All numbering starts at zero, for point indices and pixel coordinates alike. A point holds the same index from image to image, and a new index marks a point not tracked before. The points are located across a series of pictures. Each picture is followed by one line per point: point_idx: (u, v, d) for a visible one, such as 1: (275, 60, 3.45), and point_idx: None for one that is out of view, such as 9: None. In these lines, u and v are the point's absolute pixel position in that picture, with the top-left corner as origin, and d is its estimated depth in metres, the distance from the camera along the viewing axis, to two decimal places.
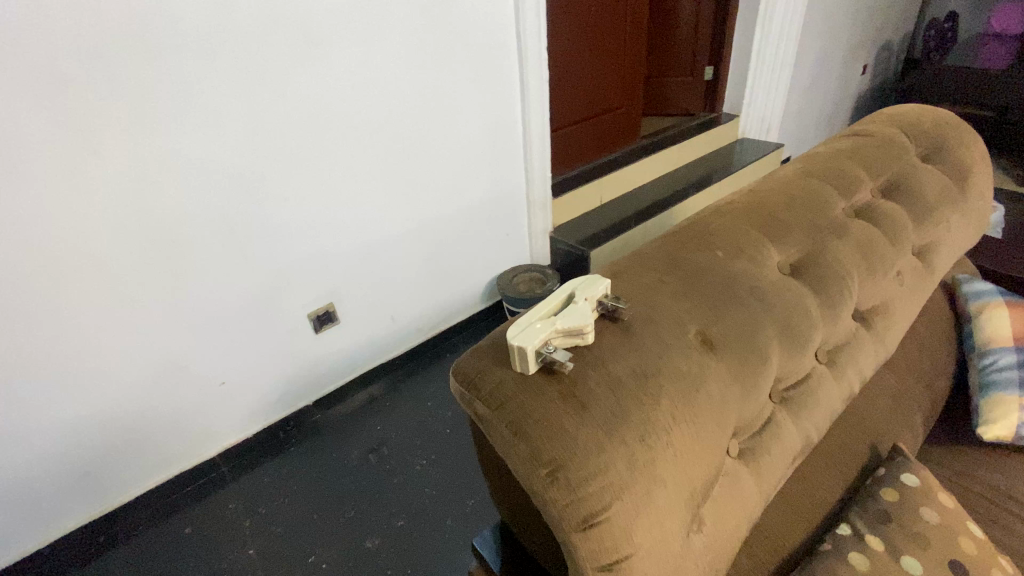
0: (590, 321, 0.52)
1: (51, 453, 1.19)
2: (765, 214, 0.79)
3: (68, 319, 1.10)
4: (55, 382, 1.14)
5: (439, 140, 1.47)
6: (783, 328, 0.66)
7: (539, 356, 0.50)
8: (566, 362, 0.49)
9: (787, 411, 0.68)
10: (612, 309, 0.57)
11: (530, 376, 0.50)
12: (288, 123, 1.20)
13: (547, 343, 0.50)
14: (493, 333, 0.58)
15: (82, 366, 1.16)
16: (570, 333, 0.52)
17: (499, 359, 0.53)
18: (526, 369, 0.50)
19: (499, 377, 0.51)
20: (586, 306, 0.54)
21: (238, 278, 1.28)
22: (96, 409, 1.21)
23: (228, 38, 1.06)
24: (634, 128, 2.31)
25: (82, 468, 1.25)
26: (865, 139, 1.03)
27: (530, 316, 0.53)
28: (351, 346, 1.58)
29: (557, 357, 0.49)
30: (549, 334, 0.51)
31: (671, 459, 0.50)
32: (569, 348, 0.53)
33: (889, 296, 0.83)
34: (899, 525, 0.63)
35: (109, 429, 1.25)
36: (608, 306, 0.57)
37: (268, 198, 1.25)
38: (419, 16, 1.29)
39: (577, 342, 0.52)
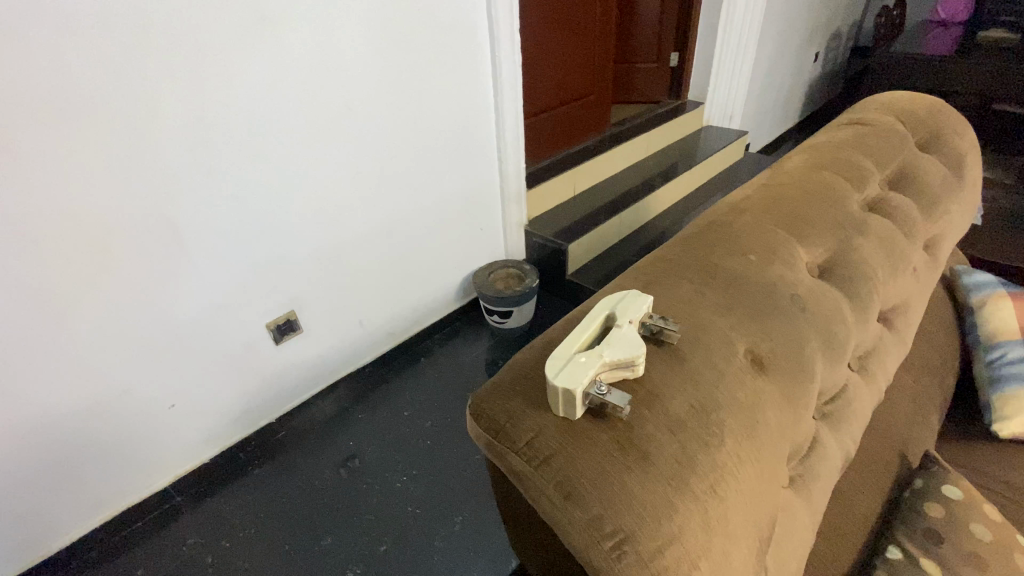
0: (641, 350, 0.44)
1: None
2: (789, 210, 0.72)
3: None
4: None
5: (407, 130, 1.34)
6: (825, 338, 0.60)
7: (586, 398, 0.41)
8: (622, 406, 0.41)
9: (829, 426, 0.62)
10: (658, 331, 0.49)
11: (577, 421, 0.42)
12: (237, 110, 1.05)
13: (595, 381, 0.42)
14: (519, 364, 0.49)
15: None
16: (618, 366, 0.44)
17: (533, 400, 0.44)
18: (571, 414, 0.42)
19: (539, 424, 0.42)
20: (632, 331, 0.46)
21: (186, 288, 1.13)
22: (18, 447, 1.04)
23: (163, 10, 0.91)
24: (604, 116, 2.24)
25: (9, 515, 1.08)
26: (866, 127, 0.99)
27: (569, 349, 0.45)
28: (317, 356, 1.45)
29: (611, 398, 0.41)
30: (596, 369, 0.42)
31: (742, 507, 0.43)
32: (617, 383, 0.45)
33: (908, 293, 0.79)
34: (951, 543, 0.59)
35: (37, 469, 1.08)
36: (653, 328, 0.49)
37: (218, 196, 1.09)
38: None
39: (627, 377, 0.44)
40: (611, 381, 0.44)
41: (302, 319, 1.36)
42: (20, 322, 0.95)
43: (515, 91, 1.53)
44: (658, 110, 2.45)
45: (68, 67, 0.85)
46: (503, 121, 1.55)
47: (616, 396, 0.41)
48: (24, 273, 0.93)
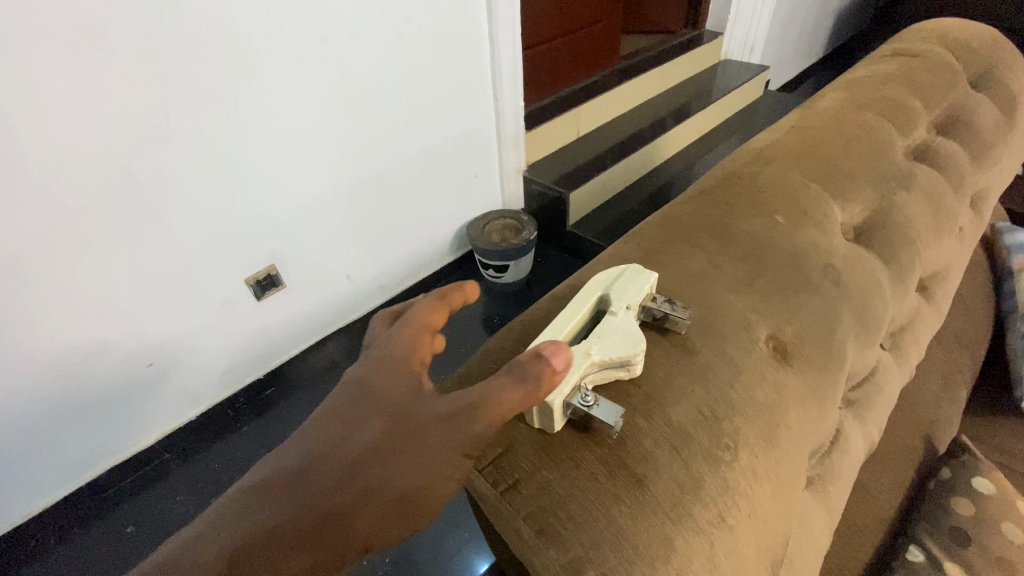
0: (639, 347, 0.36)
1: None
2: (826, 160, 0.61)
3: None
4: None
5: (389, 63, 1.18)
6: (860, 317, 0.51)
7: (568, 410, 0.34)
8: (612, 423, 0.33)
9: (854, 414, 0.54)
10: (662, 316, 0.41)
11: (555, 435, 0.35)
12: (188, 40, 0.91)
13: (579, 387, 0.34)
14: (491, 356, 0.41)
15: None
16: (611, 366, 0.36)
17: None
18: (548, 428, 0.35)
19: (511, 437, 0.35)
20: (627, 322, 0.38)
21: (150, 242, 1.03)
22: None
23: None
24: (612, 48, 2.03)
25: None
26: (916, 59, 0.85)
27: (551, 343, 0.37)
28: (303, 313, 1.37)
29: (599, 413, 0.34)
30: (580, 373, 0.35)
31: (753, 534, 0.35)
32: (609, 386, 0.37)
33: (951, 258, 0.69)
34: (980, 546, 0.52)
35: (12, 434, 1.03)
36: (656, 314, 0.40)
37: (176, 139, 0.97)
38: None
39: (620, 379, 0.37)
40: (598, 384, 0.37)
41: (284, 274, 1.27)
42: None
43: (513, 17, 1.34)
44: (672, 41, 2.23)
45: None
46: (498, 53, 1.37)
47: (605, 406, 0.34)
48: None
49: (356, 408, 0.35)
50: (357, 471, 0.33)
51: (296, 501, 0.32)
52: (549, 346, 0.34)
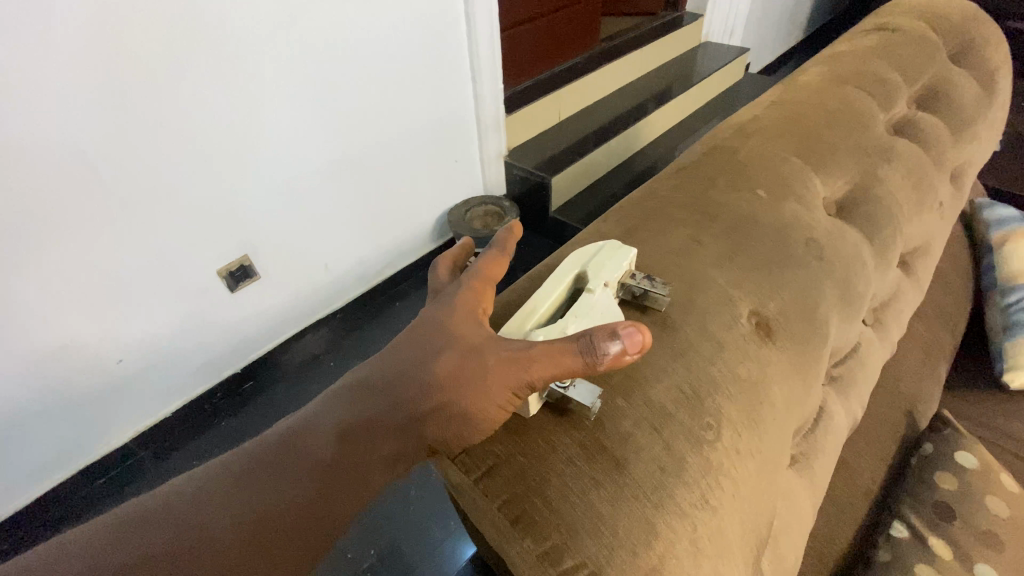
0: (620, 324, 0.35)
1: None
2: (807, 134, 0.60)
3: None
4: None
5: (361, 42, 1.13)
6: (843, 292, 0.50)
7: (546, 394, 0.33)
8: (589, 404, 0.32)
9: (837, 391, 0.54)
10: (642, 294, 0.39)
11: (531, 420, 0.33)
12: (144, 16, 0.85)
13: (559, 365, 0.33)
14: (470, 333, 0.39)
15: None
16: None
17: None
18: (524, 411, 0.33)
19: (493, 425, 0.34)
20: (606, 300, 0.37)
21: (114, 233, 0.98)
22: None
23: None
24: (592, 30, 2.00)
25: None
26: (896, 33, 0.84)
27: (531, 318, 0.36)
28: (280, 304, 1.33)
29: (579, 394, 0.33)
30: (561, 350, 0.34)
31: (738, 515, 0.34)
32: None
33: (932, 233, 0.69)
34: (964, 519, 0.52)
35: None
36: (635, 291, 0.39)
37: (136, 123, 0.92)
38: None
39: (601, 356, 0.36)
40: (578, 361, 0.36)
41: (258, 265, 1.22)
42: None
43: None
44: (652, 23, 2.20)
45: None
46: (476, 32, 1.33)
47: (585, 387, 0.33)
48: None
49: (420, 342, 0.35)
50: (418, 401, 0.33)
51: (364, 420, 0.34)
52: (626, 324, 0.30)
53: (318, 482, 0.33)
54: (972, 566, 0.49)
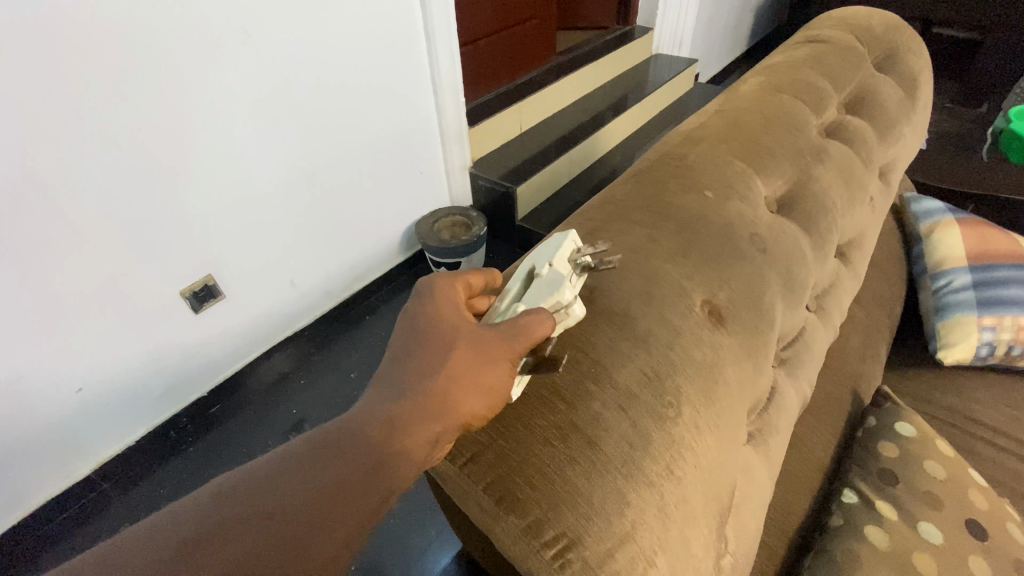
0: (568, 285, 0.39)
1: None
2: (747, 138, 0.65)
3: None
4: None
5: (319, 59, 1.15)
6: (785, 280, 0.55)
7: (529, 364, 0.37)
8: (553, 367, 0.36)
9: (787, 372, 0.58)
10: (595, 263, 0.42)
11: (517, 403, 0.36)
12: (94, 36, 0.84)
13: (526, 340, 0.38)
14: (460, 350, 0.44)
15: None
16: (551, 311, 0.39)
17: None
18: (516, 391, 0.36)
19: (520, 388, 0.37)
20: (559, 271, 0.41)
21: (68, 256, 0.95)
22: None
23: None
24: (549, 44, 2.07)
25: None
26: (824, 45, 0.91)
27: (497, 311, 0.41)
28: (246, 323, 1.31)
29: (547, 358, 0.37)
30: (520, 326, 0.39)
31: (701, 485, 0.38)
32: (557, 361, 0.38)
33: (865, 225, 0.76)
34: (906, 483, 0.56)
35: None
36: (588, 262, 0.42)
37: (91, 143, 0.90)
38: None
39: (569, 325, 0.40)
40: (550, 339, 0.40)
41: (222, 284, 1.21)
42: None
43: (446, 12, 1.34)
44: (606, 36, 2.28)
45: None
46: (435, 47, 1.36)
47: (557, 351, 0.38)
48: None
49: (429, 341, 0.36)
50: (432, 401, 0.34)
51: (396, 419, 0.33)
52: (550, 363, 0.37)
53: (360, 482, 0.31)
54: (916, 525, 0.53)
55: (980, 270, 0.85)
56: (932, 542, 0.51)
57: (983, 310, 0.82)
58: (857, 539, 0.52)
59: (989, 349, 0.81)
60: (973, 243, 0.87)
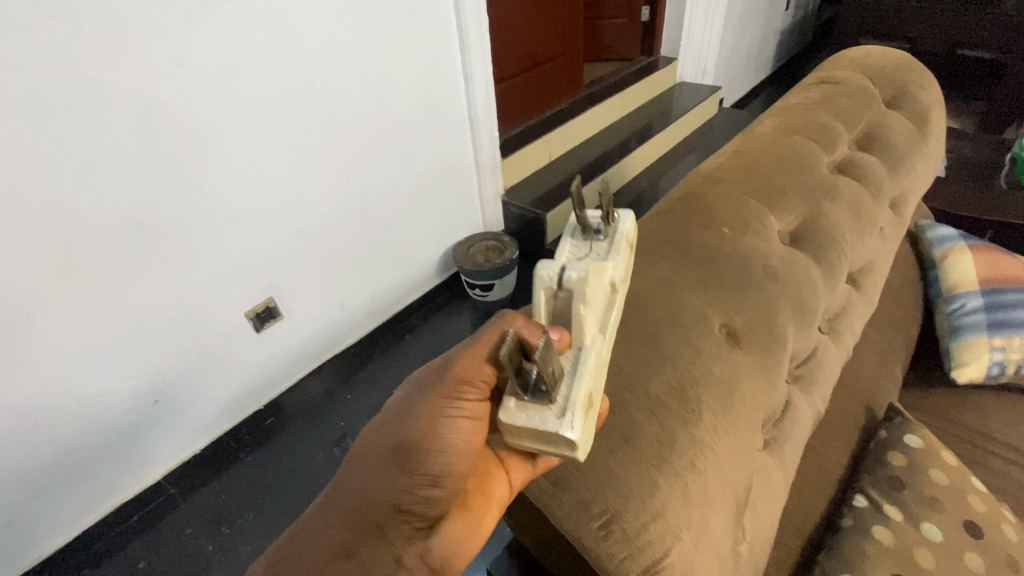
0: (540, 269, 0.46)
1: None
2: (761, 179, 0.73)
3: None
4: None
5: (371, 104, 1.27)
6: (796, 306, 0.62)
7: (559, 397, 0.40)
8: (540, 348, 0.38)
9: (801, 388, 0.65)
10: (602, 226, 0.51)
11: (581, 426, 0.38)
12: (187, 98, 0.98)
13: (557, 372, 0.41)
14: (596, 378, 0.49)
15: None
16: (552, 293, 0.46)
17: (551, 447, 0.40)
18: (574, 425, 0.38)
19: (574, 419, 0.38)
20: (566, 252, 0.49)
21: (158, 283, 1.08)
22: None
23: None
24: (576, 76, 2.19)
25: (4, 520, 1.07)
26: (835, 86, 0.99)
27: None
28: (299, 341, 1.43)
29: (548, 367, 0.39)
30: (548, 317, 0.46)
31: (720, 478, 0.45)
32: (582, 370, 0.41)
33: (875, 254, 0.82)
34: (912, 489, 0.62)
35: (19, 479, 1.05)
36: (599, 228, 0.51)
37: (181, 185, 1.03)
38: None
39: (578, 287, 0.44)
40: (587, 326, 0.43)
41: (282, 306, 1.33)
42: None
43: (484, 59, 1.46)
44: (630, 68, 2.39)
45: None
46: (473, 89, 1.48)
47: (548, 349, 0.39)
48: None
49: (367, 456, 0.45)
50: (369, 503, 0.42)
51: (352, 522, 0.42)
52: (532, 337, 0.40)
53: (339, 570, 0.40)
54: (919, 525, 0.59)
55: (991, 294, 0.90)
56: (932, 539, 0.58)
57: (994, 332, 0.87)
58: (865, 538, 0.58)
59: (1000, 368, 0.86)
60: (985, 268, 0.93)
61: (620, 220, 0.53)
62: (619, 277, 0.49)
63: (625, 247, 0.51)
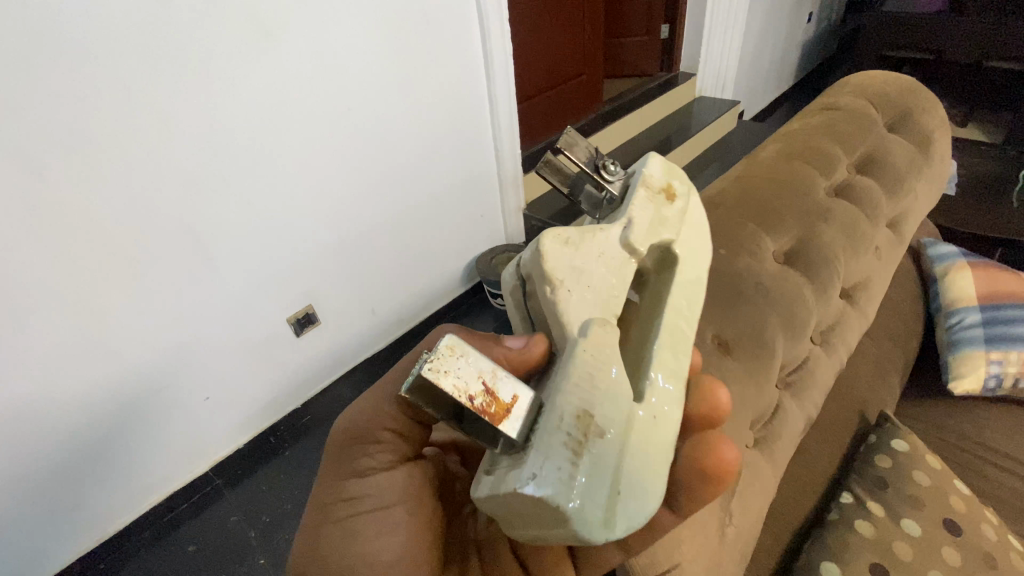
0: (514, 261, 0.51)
1: (13, 507, 1.02)
2: (759, 202, 0.80)
3: (28, 356, 0.92)
4: (26, 436, 0.97)
5: (415, 125, 1.31)
6: (786, 320, 0.69)
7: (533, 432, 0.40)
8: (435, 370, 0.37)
9: (791, 394, 0.72)
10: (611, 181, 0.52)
11: (537, 472, 0.36)
12: (244, 120, 1.00)
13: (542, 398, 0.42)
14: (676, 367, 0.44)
15: (49, 410, 0.98)
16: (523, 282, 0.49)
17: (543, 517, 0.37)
18: (533, 467, 0.36)
19: (543, 457, 0.37)
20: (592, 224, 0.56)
21: (212, 290, 1.10)
22: (55, 447, 1.01)
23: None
24: (595, 94, 2.27)
25: (64, 510, 1.10)
26: (837, 112, 1.05)
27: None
28: (335, 345, 1.45)
29: (473, 374, 0.38)
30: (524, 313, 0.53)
31: None
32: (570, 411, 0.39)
33: (870, 271, 0.88)
34: (895, 488, 0.68)
35: (78, 473, 1.07)
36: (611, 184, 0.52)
37: (237, 200, 1.06)
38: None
39: (532, 266, 0.45)
40: (569, 321, 0.43)
41: (320, 312, 1.35)
42: (43, 321, 0.91)
43: (507, 72, 1.46)
44: (649, 84, 2.45)
45: (60, 55, 0.78)
46: (498, 109, 1.49)
47: (464, 347, 0.39)
48: (42, 274, 0.88)
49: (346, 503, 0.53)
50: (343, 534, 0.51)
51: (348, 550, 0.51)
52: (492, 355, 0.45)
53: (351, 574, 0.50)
54: (900, 521, 0.65)
55: (989, 309, 0.95)
56: (911, 534, 0.64)
57: (991, 346, 0.92)
58: (849, 530, 0.64)
59: (997, 381, 0.90)
60: (983, 284, 0.97)
61: (641, 169, 0.51)
62: (633, 233, 0.46)
63: (644, 192, 0.48)
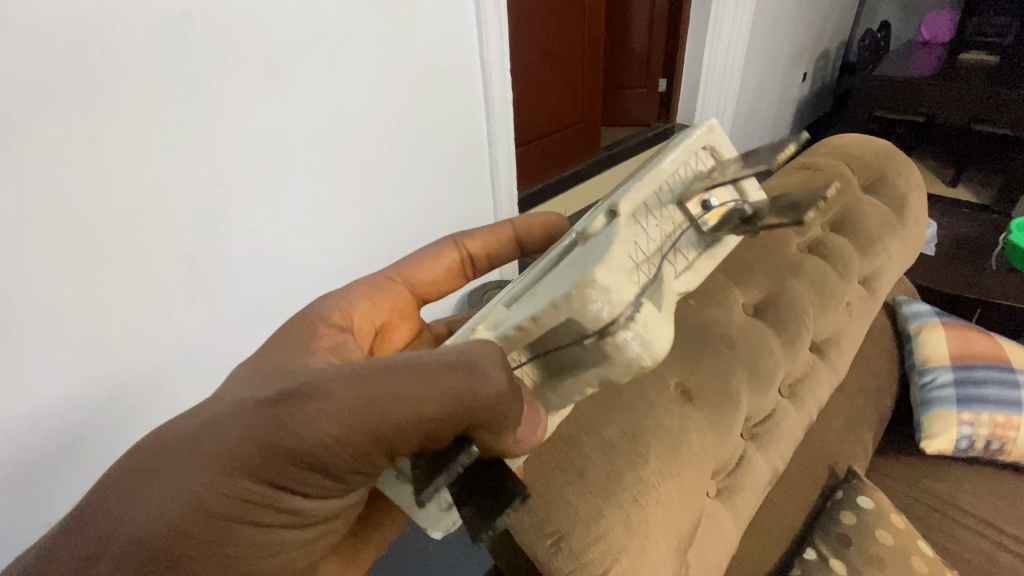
0: (615, 314, 0.37)
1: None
2: (731, 256, 0.83)
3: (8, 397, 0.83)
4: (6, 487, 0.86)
5: (413, 163, 1.36)
6: (752, 372, 0.71)
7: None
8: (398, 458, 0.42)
9: (758, 445, 0.73)
10: None
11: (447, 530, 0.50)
12: (247, 156, 1.03)
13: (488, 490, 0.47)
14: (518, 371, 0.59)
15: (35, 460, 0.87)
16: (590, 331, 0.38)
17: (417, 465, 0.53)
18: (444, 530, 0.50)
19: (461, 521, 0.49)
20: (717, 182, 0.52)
21: (211, 319, 1.07)
22: (35, 499, 0.90)
23: (182, 38, 0.88)
24: (591, 141, 2.36)
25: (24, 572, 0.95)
26: (813, 172, 1.08)
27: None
28: None
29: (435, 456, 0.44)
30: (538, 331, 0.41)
31: (662, 515, 0.56)
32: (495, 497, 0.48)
33: (840, 327, 0.91)
34: (858, 546, 0.69)
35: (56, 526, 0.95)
36: None
37: (237, 232, 1.06)
38: (381, 36, 1.15)
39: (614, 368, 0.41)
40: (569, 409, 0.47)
41: None
42: (29, 353, 0.84)
43: (506, 119, 1.53)
44: (647, 132, 2.53)
45: (75, 89, 0.79)
46: (495, 153, 1.56)
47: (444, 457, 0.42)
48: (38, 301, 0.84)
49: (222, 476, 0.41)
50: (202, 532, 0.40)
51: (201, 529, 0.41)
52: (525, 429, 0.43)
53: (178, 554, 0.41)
54: None
55: (961, 369, 0.96)
56: None
57: (963, 406, 0.93)
58: None
59: (968, 442, 0.91)
60: (955, 343, 0.99)
61: None
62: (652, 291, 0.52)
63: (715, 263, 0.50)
